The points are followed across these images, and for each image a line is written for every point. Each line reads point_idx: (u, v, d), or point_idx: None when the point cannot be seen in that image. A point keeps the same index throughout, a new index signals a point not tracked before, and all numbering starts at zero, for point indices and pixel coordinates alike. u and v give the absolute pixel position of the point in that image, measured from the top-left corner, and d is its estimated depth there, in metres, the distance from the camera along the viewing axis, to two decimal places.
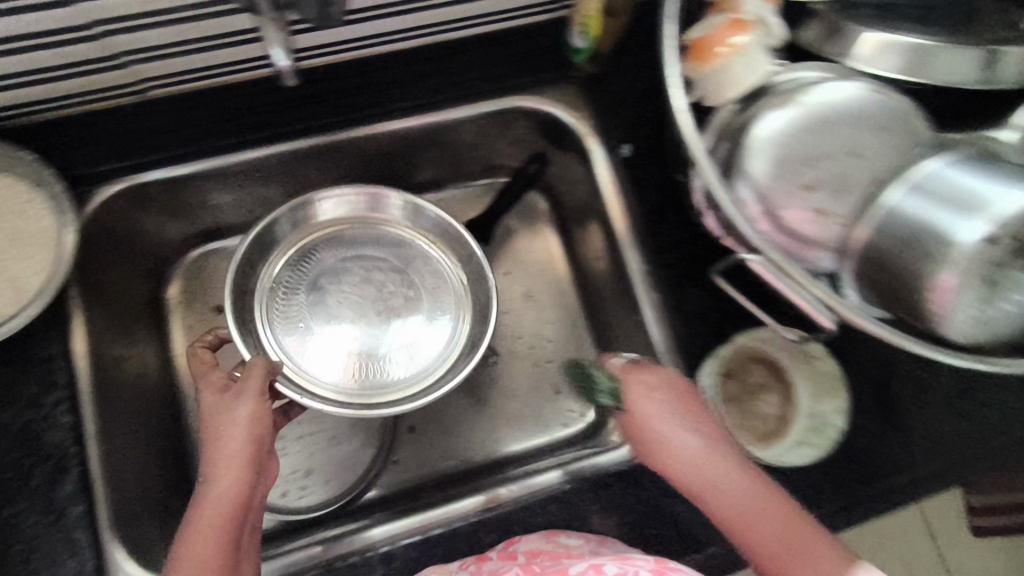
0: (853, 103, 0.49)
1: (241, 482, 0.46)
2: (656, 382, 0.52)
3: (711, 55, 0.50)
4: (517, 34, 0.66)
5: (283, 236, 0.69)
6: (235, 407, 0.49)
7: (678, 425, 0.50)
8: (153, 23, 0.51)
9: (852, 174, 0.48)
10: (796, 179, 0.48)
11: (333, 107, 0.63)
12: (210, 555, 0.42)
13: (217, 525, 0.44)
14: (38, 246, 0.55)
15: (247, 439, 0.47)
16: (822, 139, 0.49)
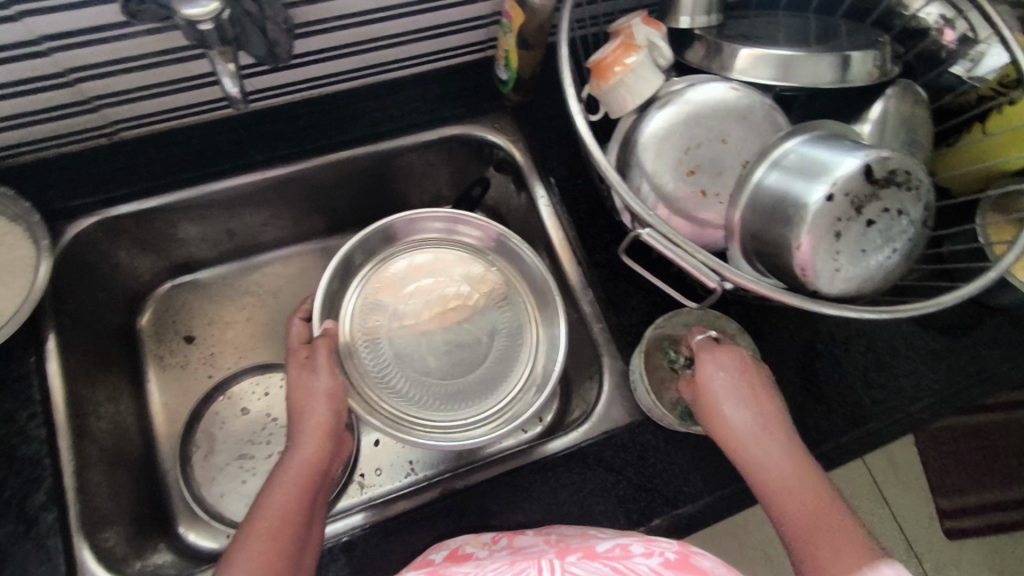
0: (722, 100, 0.60)
1: (320, 445, 0.58)
2: (728, 362, 0.56)
3: (610, 74, 0.58)
4: (452, 72, 0.75)
5: (371, 251, 0.74)
6: (317, 382, 0.61)
7: (733, 389, 0.55)
8: (122, 70, 0.58)
9: (725, 159, 0.60)
10: (682, 169, 0.59)
11: (288, 141, 0.70)
12: (292, 502, 0.53)
13: (298, 481, 0.55)
14: (15, 275, 0.59)
15: (326, 410, 0.59)
16: (696, 129, 0.60)
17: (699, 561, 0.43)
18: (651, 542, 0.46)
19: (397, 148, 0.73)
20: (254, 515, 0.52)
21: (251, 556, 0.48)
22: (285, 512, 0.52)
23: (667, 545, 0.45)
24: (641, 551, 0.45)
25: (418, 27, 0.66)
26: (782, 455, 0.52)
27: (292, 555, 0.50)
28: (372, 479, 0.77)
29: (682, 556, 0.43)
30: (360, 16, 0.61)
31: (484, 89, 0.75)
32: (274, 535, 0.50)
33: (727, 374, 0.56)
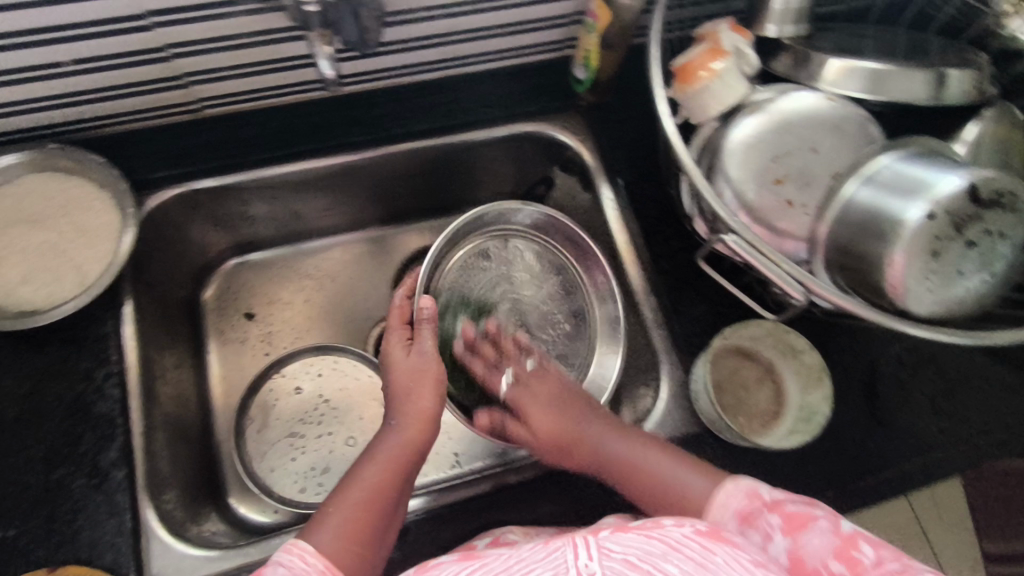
0: (812, 110, 0.59)
1: (419, 428, 0.58)
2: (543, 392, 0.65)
3: (695, 78, 0.58)
4: (526, 69, 0.75)
5: (488, 223, 0.73)
6: (416, 363, 0.62)
7: (553, 413, 0.62)
8: (215, 49, 0.60)
9: (814, 169, 0.59)
10: (769, 177, 0.57)
11: (363, 128, 0.72)
12: (388, 480, 0.54)
13: (397, 461, 0.55)
14: (100, 240, 0.62)
15: (428, 395, 0.60)
16: (785, 138, 0.59)
17: (810, 542, 0.45)
18: (750, 511, 0.49)
19: (465, 142, 0.74)
20: (346, 485, 0.53)
21: (336, 529, 0.49)
22: (380, 488, 0.53)
23: (774, 521, 0.47)
24: (761, 543, 0.47)
25: (500, 22, 0.66)
26: (617, 439, 0.59)
27: (376, 533, 0.50)
28: (417, 469, 0.77)
29: (794, 541, 0.46)
30: (446, 7, 0.62)
31: (557, 88, 0.75)
32: (361, 510, 0.50)
33: (535, 402, 0.64)
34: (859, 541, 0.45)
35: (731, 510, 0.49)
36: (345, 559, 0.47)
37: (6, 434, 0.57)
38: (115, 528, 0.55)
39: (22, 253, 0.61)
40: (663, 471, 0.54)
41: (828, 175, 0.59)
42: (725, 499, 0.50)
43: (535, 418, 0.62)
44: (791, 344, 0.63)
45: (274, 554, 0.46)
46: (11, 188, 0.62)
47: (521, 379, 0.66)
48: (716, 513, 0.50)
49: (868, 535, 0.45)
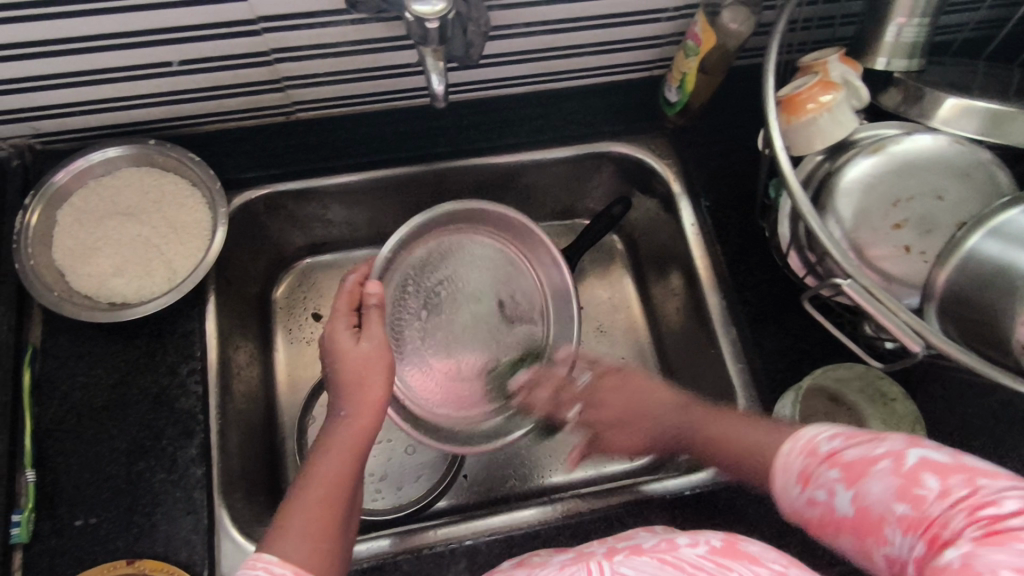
0: (939, 153, 0.57)
1: (368, 417, 0.53)
2: (615, 394, 0.66)
3: (803, 110, 0.55)
4: (614, 88, 0.74)
5: (474, 217, 0.72)
6: (368, 351, 0.57)
7: (626, 424, 0.66)
8: (317, 55, 0.61)
9: (937, 215, 0.56)
10: (887, 220, 0.56)
11: (449, 139, 0.71)
12: (341, 473, 0.49)
13: (345, 453, 0.50)
14: (191, 237, 0.63)
15: (380, 384, 0.55)
16: (905, 182, 0.57)
17: (873, 488, 0.39)
18: (811, 470, 0.43)
19: (538, 160, 0.73)
20: (302, 482, 0.49)
21: (300, 532, 0.45)
22: (332, 488, 0.48)
23: (833, 475, 0.41)
24: (826, 499, 0.41)
25: (596, 40, 0.66)
26: (680, 417, 0.60)
27: (339, 529, 0.47)
28: (475, 480, 0.74)
29: (856, 492, 0.40)
30: (547, 24, 0.62)
31: (645, 109, 0.73)
32: (321, 505, 0.47)
33: (602, 399, 0.67)
34: (917, 472, 0.37)
35: (791, 474, 0.45)
36: (313, 561, 0.44)
37: (90, 422, 0.58)
38: (193, 525, 0.56)
39: (116, 244, 0.63)
40: (740, 440, 0.52)
41: (953, 224, 0.56)
42: (785, 462, 0.45)
43: (618, 436, 0.66)
44: (883, 391, 0.60)
45: (241, 570, 0.43)
46: (109, 180, 0.64)
47: (592, 387, 0.68)
48: (782, 481, 0.45)
49: (940, 459, 0.37)
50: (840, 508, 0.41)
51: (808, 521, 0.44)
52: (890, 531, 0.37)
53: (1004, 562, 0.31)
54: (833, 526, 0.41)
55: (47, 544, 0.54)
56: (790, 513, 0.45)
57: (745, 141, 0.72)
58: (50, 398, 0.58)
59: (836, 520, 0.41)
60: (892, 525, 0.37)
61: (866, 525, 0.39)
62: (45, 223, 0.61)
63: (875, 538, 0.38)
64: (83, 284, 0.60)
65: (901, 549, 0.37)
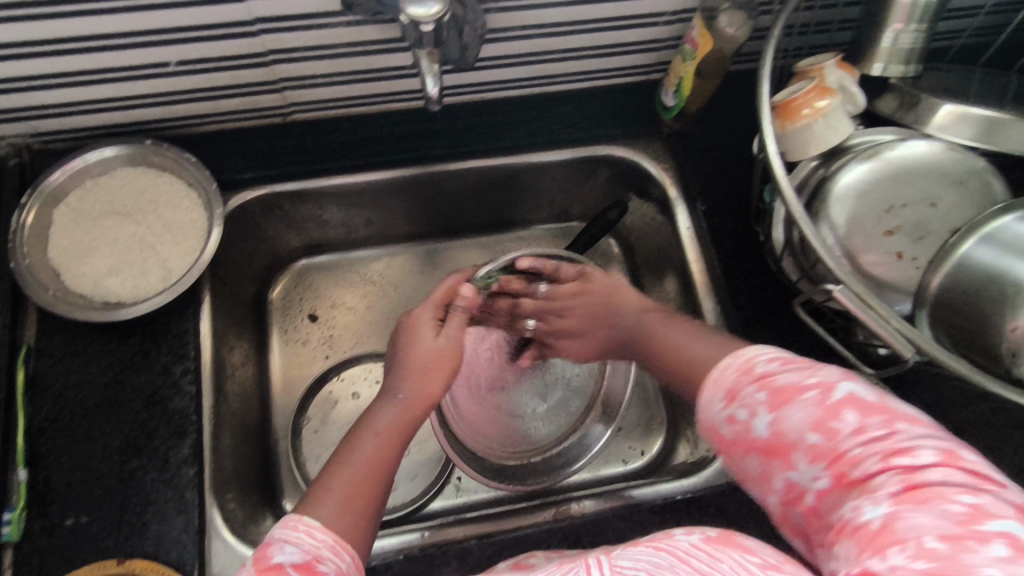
0: (933, 160, 0.57)
1: (420, 408, 0.54)
2: (579, 297, 0.66)
3: (798, 115, 0.55)
4: (612, 92, 0.74)
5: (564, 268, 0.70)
6: (439, 344, 0.57)
7: (580, 334, 0.67)
8: (314, 56, 0.61)
9: (931, 223, 0.56)
10: (880, 226, 0.56)
11: (446, 142, 0.71)
12: (383, 456, 0.49)
13: (393, 435, 0.51)
14: (187, 237, 0.63)
15: (442, 381, 0.55)
16: (901, 189, 0.57)
17: (794, 416, 0.40)
18: (739, 388, 0.44)
19: (534, 163, 0.73)
20: (343, 453, 0.49)
21: (340, 503, 0.45)
22: (375, 468, 0.48)
23: (760, 397, 0.42)
24: (745, 418, 0.42)
25: (593, 43, 0.66)
26: (639, 320, 0.61)
27: (376, 507, 0.47)
28: (469, 483, 0.73)
29: (776, 416, 0.41)
30: (544, 27, 0.62)
31: (642, 112, 0.73)
32: (366, 479, 0.47)
33: (557, 309, 0.67)
34: (843, 408, 0.39)
35: (721, 388, 0.45)
36: (347, 537, 0.44)
37: (84, 421, 0.58)
38: (183, 525, 0.55)
39: (111, 244, 0.63)
40: (681, 348, 0.53)
41: (946, 231, 0.56)
42: (720, 380, 0.45)
43: (567, 345, 0.69)
44: None
45: (279, 532, 0.43)
46: (105, 180, 0.64)
47: (549, 298, 0.68)
48: (709, 394, 0.45)
49: (863, 400, 0.39)
50: (756, 429, 0.42)
51: (719, 437, 0.45)
52: (801, 458, 0.39)
53: (926, 523, 0.33)
54: (743, 445, 0.43)
55: (38, 542, 0.54)
56: (706, 425, 0.45)
57: (741, 145, 0.72)
58: (44, 397, 0.58)
59: (749, 440, 0.42)
60: (804, 453, 0.39)
61: (778, 447, 0.40)
62: (41, 222, 0.62)
63: (784, 461, 0.40)
64: (78, 284, 0.61)
65: (804, 476, 0.39)
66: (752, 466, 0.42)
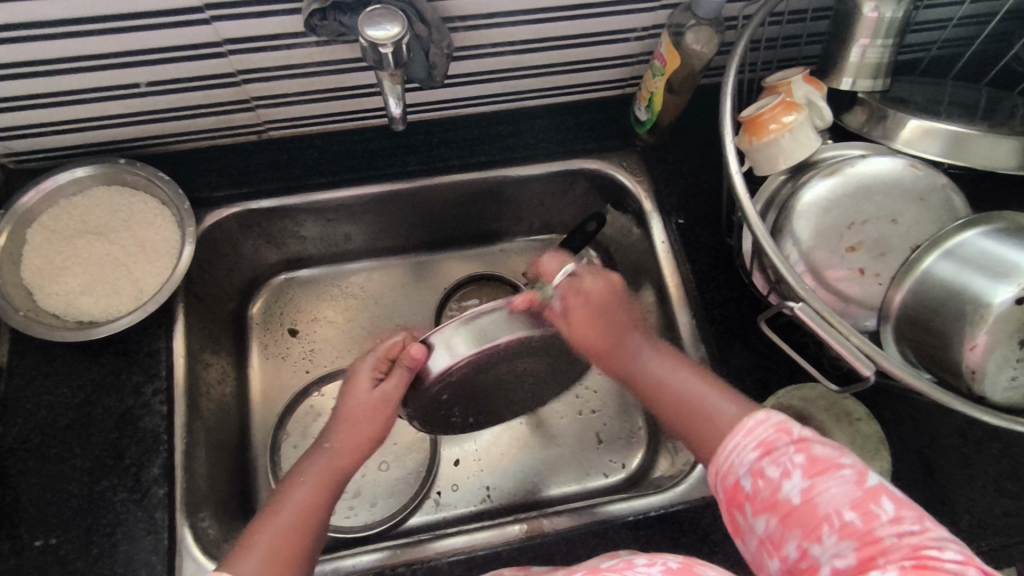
0: (895, 176, 0.57)
1: (348, 453, 0.55)
2: (602, 289, 0.58)
3: (765, 130, 0.55)
4: (587, 106, 0.74)
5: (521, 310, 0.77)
6: (371, 401, 0.55)
7: (603, 319, 0.58)
8: (285, 75, 0.61)
9: (892, 238, 0.56)
10: (842, 242, 0.56)
11: (422, 157, 0.72)
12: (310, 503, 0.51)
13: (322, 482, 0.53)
14: (160, 256, 0.63)
15: (373, 419, 0.56)
16: (864, 205, 0.57)
17: (830, 488, 0.42)
18: (775, 442, 0.45)
19: (510, 177, 0.73)
20: (275, 505, 0.51)
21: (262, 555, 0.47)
22: (301, 519, 0.50)
23: (799, 460, 0.43)
24: (777, 477, 0.43)
25: (563, 60, 0.66)
26: (657, 356, 0.57)
27: (300, 561, 0.48)
28: (447, 498, 0.73)
29: (812, 485, 0.42)
30: (513, 44, 0.62)
31: (617, 126, 0.74)
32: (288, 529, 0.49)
33: (586, 303, 0.57)
34: (881, 496, 0.41)
35: (755, 440, 0.45)
36: None
37: (55, 440, 0.58)
38: (153, 545, 0.55)
39: (84, 263, 0.63)
40: (698, 394, 0.53)
41: (907, 247, 0.56)
42: (753, 428, 0.46)
43: (580, 328, 0.57)
44: (847, 410, 0.60)
45: None
46: (79, 199, 0.64)
47: (577, 276, 0.59)
48: (741, 441, 0.46)
49: (894, 492, 0.41)
50: (787, 492, 0.43)
51: (733, 486, 0.45)
52: (829, 534, 0.40)
53: None
54: (767, 507, 0.43)
55: (6, 565, 0.54)
56: (725, 468, 0.46)
57: (715, 159, 0.72)
58: (14, 418, 0.58)
59: (775, 501, 0.43)
60: (836, 529, 0.40)
61: (808, 517, 0.41)
62: (14, 243, 0.62)
63: (809, 531, 0.41)
64: (51, 304, 0.61)
65: (827, 551, 0.40)
66: (769, 529, 0.43)
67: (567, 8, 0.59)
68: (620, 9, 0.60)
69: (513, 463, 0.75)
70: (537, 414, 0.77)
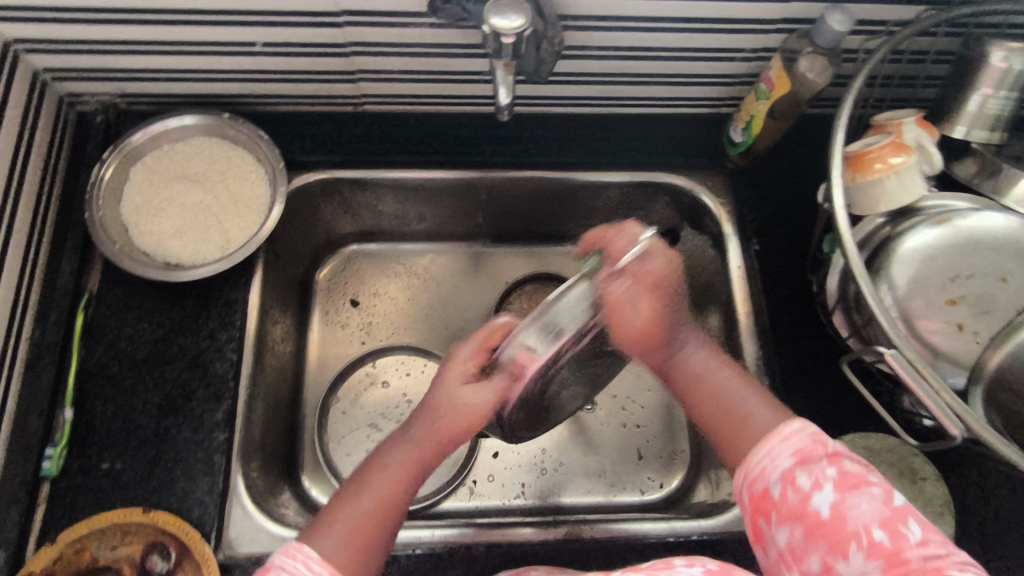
0: (1007, 234, 0.55)
1: (428, 449, 0.52)
2: (648, 271, 0.54)
3: (870, 169, 0.54)
4: (679, 121, 0.73)
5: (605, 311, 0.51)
6: (474, 398, 0.51)
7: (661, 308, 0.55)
8: (393, 53, 0.63)
9: (998, 298, 0.54)
10: (942, 295, 0.54)
11: (509, 149, 0.72)
12: (385, 493, 0.49)
13: (401, 472, 0.51)
14: (250, 211, 0.66)
15: (449, 420, 0.52)
16: (970, 259, 0.55)
17: (861, 505, 0.42)
18: (810, 454, 0.45)
19: (590, 182, 0.72)
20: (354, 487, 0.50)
21: (350, 537, 0.47)
22: (375, 506, 0.49)
23: (829, 474, 0.43)
24: (806, 487, 0.43)
25: (668, 71, 0.66)
26: (705, 357, 0.57)
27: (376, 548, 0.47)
28: (482, 488, 0.73)
29: (843, 500, 0.42)
30: (621, 50, 0.62)
31: (708, 145, 0.73)
32: (371, 515, 0.48)
33: (646, 291, 0.54)
34: (909, 518, 0.41)
35: (790, 448, 0.46)
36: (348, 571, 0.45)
37: (130, 372, 0.61)
38: (208, 486, 0.57)
39: (178, 208, 0.65)
40: (735, 401, 0.53)
41: (1011, 308, 0.54)
42: (777, 451, 0.46)
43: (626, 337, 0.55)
44: (914, 468, 0.58)
45: (279, 558, 0.44)
46: (181, 146, 0.67)
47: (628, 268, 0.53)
48: (777, 448, 0.46)
49: (920, 516, 0.42)
50: (816, 505, 0.42)
51: (762, 492, 0.45)
52: (857, 549, 0.41)
53: None
54: (793, 517, 0.43)
55: (72, 481, 0.57)
56: (761, 472, 0.46)
57: (804, 191, 0.71)
58: (97, 344, 0.61)
59: (801, 511, 0.43)
60: (863, 547, 0.41)
61: (835, 532, 0.41)
62: (118, 179, 0.65)
63: (834, 546, 0.41)
64: (143, 242, 0.64)
65: (852, 569, 0.40)
66: (791, 541, 0.43)
67: (683, 20, 0.58)
68: (737, 27, 0.59)
69: (550, 466, 0.74)
70: (581, 420, 0.77)
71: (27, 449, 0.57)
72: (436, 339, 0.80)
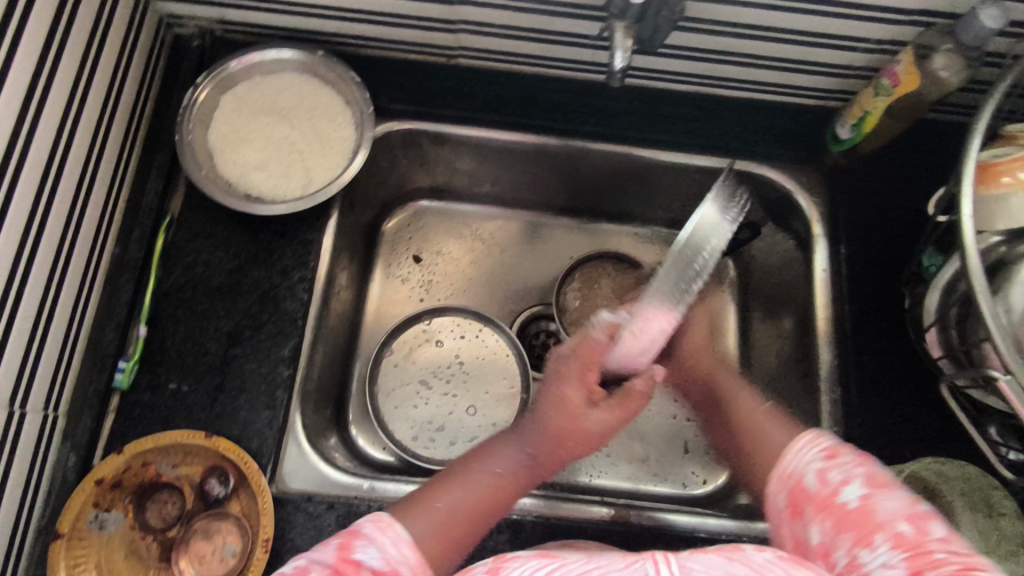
0: None
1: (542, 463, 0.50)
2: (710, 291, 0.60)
3: (995, 180, 0.50)
4: (782, 110, 0.70)
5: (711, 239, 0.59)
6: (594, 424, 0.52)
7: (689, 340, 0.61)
8: (499, 5, 0.61)
9: None
10: None
11: (601, 119, 0.70)
12: (485, 493, 0.46)
13: (509, 478, 0.48)
14: (334, 152, 0.65)
15: (570, 440, 0.52)
16: None
17: (887, 502, 0.40)
18: (840, 450, 0.45)
19: (678, 163, 0.69)
20: (452, 476, 0.47)
21: (440, 519, 0.43)
22: (477, 501, 0.46)
23: (859, 472, 0.43)
24: (836, 482, 0.43)
25: (784, 55, 0.62)
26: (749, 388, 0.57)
27: (467, 543, 0.44)
28: None
29: (869, 495, 0.41)
30: (738, 26, 0.59)
31: (809, 138, 0.69)
32: (468, 508, 0.45)
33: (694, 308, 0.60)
34: (938, 519, 0.39)
35: (818, 448, 0.45)
36: (438, 557, 0.41)
37: (203, 297, 0.61)
38: (269, 420, 0.58)
39: (263, 141, 0.65)
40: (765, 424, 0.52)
41: None
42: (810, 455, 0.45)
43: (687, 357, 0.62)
44: (992, 502, 0.55)
45: (370, 528, 0.40)
46: (272, 79, 0.66)
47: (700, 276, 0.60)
48: (806, 448, 0.46)
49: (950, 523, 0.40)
50: (844, 497, 0.41)
51: (796, 488, 0.44)
52: (881, 539, 0.39)
53: None
54: (823, 508, 0.42)
55: (140, 396, 0.58)
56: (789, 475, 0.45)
57: (904, 200, 0.67)
58: (174, 266, 0.62)
59: (828, 502, 0.42)
60: (888, 538, 0.39)
61: (861, 522, 0.40)
62: (208, 105, 0.65)
63: (860, 536, 0.39)
64: (225, 171, 0.63)
65: (876, 559, 0.38)
66: (822, 533, 0.41)
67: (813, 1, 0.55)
68: (870, 13, 0.56)
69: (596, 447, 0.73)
70: None
71: (101, 359, 0.58)
72: (495, 305, 0.79)
